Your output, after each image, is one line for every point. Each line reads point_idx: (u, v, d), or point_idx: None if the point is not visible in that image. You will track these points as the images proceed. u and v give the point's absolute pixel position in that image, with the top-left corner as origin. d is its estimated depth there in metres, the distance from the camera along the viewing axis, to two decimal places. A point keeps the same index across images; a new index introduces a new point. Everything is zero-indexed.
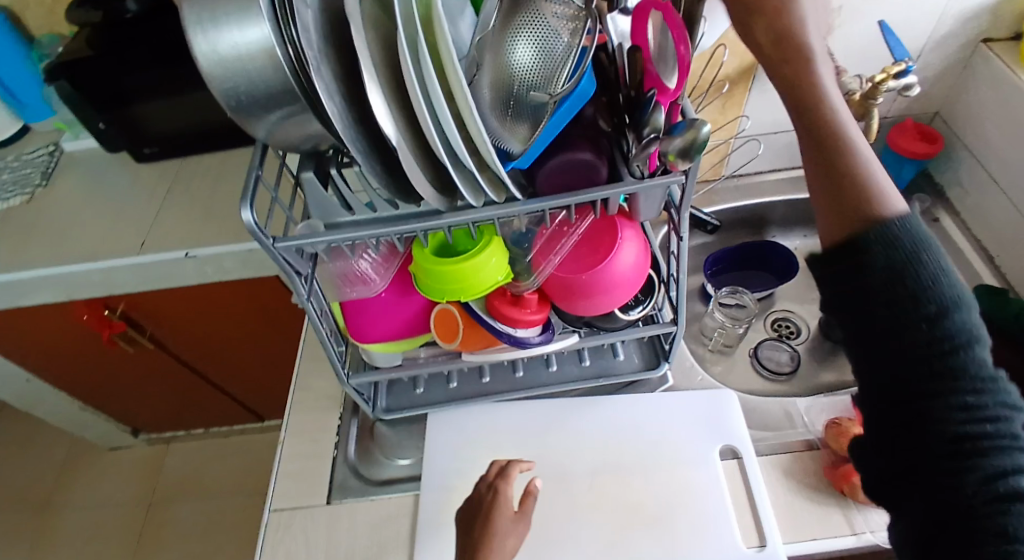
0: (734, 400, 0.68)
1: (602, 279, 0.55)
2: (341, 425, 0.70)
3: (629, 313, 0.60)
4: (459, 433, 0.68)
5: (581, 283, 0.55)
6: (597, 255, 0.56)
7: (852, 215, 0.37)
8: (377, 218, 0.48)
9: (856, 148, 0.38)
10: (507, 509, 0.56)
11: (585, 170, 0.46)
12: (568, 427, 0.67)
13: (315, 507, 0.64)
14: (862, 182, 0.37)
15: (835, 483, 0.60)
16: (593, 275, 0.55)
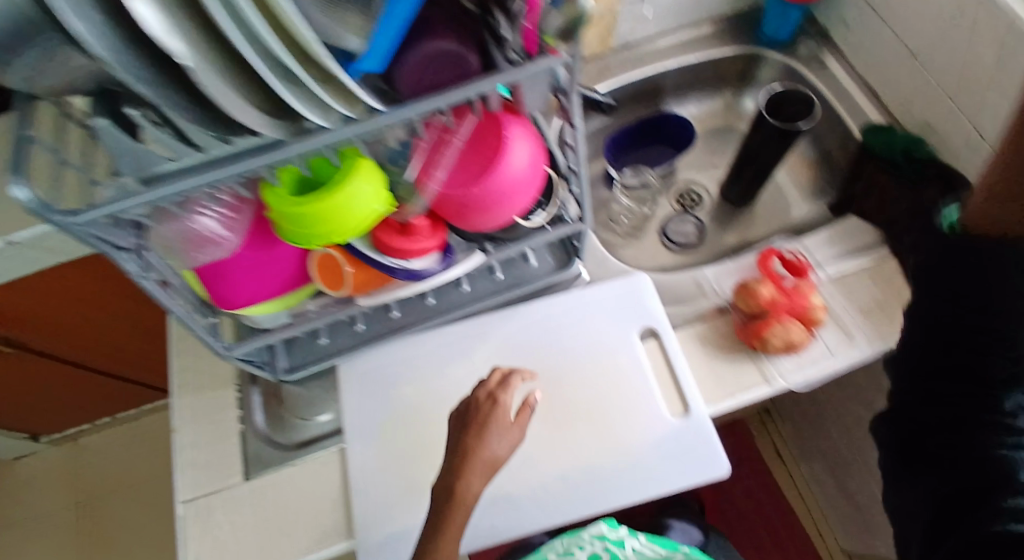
0: (649, 284, 0.67)
1: (494, 189, 0.49)
2: (241, 396, 0.63)
3: (531, 218, 0.55)
4: (374, 376, 0.63)
5: (472, 198, 0.49)
6: (487, 161, 0.49)
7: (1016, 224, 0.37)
8: (207, 162, 0.36)
9: None
10: (501, 425, 0.49)
11: (456, 63, 0.39)
12: (488, 343, 0.64)
13: (234, 487, 0.59)
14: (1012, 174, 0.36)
15: (747, 341, 0.61)
16: (484, 187, 0.48)
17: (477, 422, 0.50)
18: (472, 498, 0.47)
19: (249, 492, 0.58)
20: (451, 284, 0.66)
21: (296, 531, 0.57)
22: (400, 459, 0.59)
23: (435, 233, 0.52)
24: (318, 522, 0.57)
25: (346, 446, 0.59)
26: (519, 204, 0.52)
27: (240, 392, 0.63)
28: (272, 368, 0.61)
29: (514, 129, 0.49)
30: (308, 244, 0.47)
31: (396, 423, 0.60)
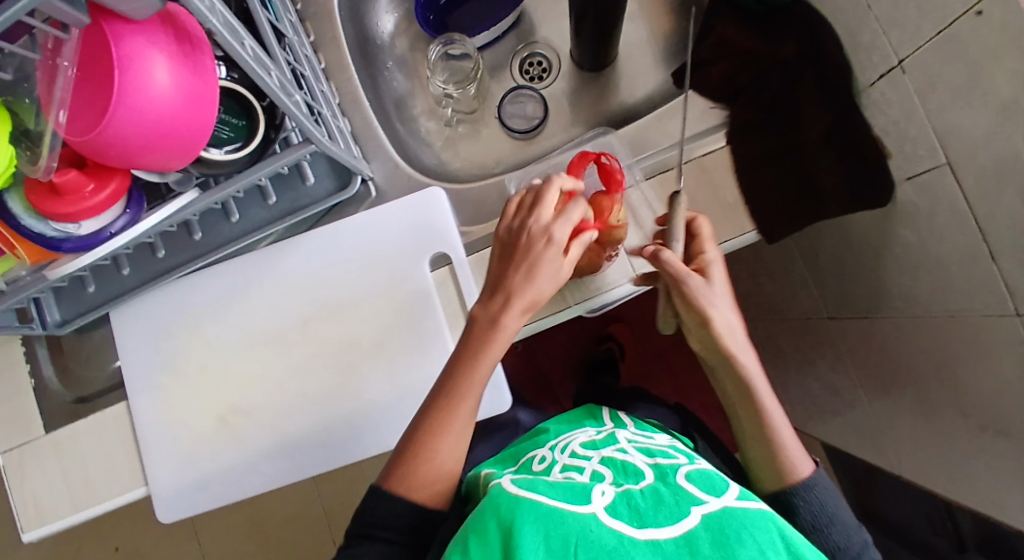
0: (442, 198, 0.58)
1: (129, 124, 0.37)
2: (27, 350, 0.60)
3: (224, 150, 0.46)
4: (152, 325, 0.59)
5: (107, 140, 0.38)
6: (105, 91, 0.37)
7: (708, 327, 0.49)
8: None
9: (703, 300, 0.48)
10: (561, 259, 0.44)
11: None
12: (267, 281, 0.58)
13: (37, 441, 0.59)
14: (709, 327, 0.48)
15: None
16: (111, 123, 0.37)
17: (530, 249, 0.44)
18: (510, 335, 0.45)
19: (50, 445, 0.58)
20: (218, 216, 0.56)
21: (104, 477, 0.58)
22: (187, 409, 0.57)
23: (98, 181, 0.42)
24: (129, 467, 0.58)
25: (130, 400, 0.58)
26: (192, 135, 0.41)
27: (24, 345, 0.60)
28: (39, 322, 0.57)
29: (131, 41, 0.36)
30: None
31: (179, 375, 0.58)
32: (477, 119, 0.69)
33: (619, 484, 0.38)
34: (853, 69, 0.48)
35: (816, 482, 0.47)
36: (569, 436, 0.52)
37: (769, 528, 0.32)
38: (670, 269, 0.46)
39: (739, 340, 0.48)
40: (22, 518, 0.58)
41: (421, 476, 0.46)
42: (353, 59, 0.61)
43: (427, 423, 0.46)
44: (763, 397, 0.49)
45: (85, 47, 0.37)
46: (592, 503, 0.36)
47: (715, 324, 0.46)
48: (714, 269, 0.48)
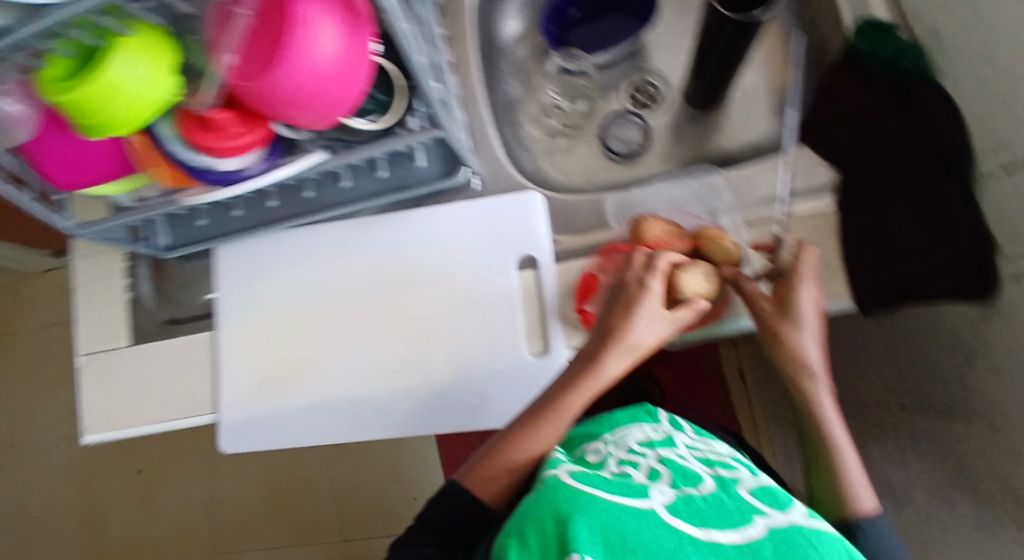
0: (540, 203, 0.60)
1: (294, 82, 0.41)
2: (133, 267, 0.65)
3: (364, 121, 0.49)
4: (249, 268, 0.63)
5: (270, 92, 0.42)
6: (276, 48, 0.40)
7: (802, 375, 0.50)
8: None
9: (803, 348, 0.48)
10: (656, 309, 0.48)
11: None
12: (360, 251, 0.62)
13: (125, 351, 0.64)
14: (802, 376, 0.50)
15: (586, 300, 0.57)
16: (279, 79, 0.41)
17: (626, 298, 0.49)
18: (607, 380, 0.49)
19: (135, 355, 0.63)
20: (331, 178, 0.60)
21: (174, 396, 0.62)
22: (264, 353, 0.61)
23: (244, 124, 0.45)
24: (192, 394, 0.62)
25: (217, 331, 0.62)
26: (341, 100, 0.44)
27: (129, 261, 0.65)
28: (150, 244, 0.62)
29: (309, 8, 0.40)
30: (95, 133, 0.43)
31: (263, 318, 0.62)
32: (580, 134, 0.71)
33: (678, 486, 0.35)
34: None
35: (879, 520, 0.47)
36: (626, 431, 0.48)
37: (839, 549, 0.29)
38: (746, 297, 0.50)
39: (814, 366, 0.49)
40: (88, 419, 0.64)
41: (500, 484, 0.50)
42: (479, 57, 0.64)
43: (508, 449, 0.49)
44: (830, 424, 0.50)
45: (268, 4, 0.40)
46: (650, 498, 0.34)
47: (793, 351, 0.49)
48: (797, 296, 0.48)
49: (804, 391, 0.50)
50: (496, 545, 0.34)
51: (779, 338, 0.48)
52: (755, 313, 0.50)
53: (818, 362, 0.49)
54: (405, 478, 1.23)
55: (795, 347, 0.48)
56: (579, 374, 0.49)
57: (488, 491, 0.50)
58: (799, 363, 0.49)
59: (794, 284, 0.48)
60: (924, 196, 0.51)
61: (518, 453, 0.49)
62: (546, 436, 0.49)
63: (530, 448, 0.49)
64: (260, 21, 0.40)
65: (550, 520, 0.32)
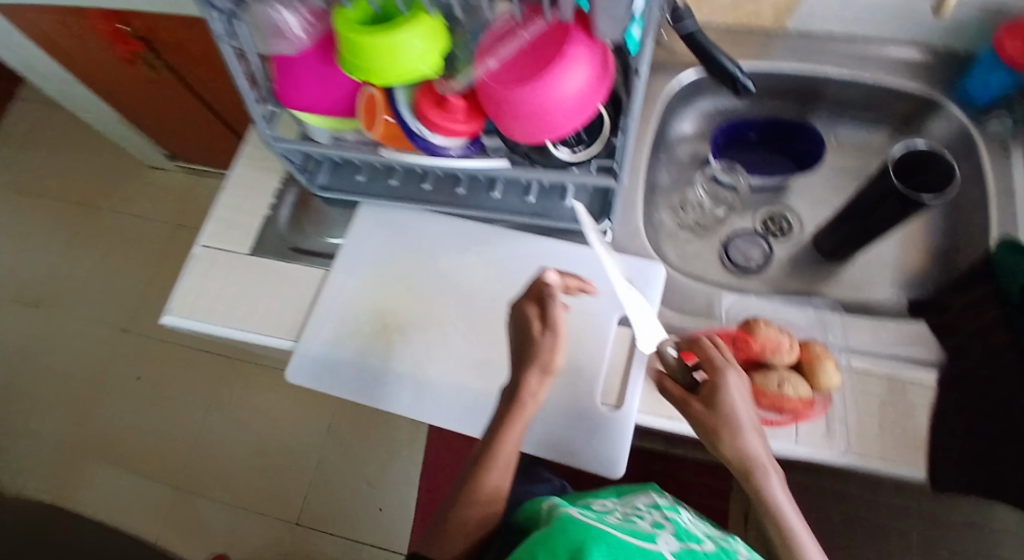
0: (663, 277, 0.63)
1: (519, 102, 0.48)
2: (280, 189, 0.71)
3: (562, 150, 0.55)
4: (382, 228, 0.68)
5: (500, 98, 0.49)
6: (527, 71, 0.47)
7: (736, 462, 0.49)
8: None
9: (738, 431, 0.48)
10: (554, 360, 0.52)
11: None
12: (483, 255, 0.66)
13: (240, 256, 0.68)
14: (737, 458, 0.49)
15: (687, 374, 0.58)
16: (511, 94, 0.48)
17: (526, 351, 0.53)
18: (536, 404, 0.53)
19: (247, 263, 0.67)
20: (484, 186, 0.66)
21: (266, 313, 0.65)
22: (364, 308, 0.64)
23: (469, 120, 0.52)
24: (283, 319, 0.65)
25: (332, 272, 0.66)
26: (559, 126, 0.50)
27: (282, 184, 0.71)
28: (309, 177, 0.67)
29: (579, 48, 0.46)
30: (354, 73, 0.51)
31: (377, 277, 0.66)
32: (705, 235, 0.76)
33: (686, 541, 0.49)
34: None
35: None
36: (633, 497, 0.62)
37: None
38: (676, 397, 0.52)
39: (759, 458, 0.49)
40: (176, 302, 0.66)
41: (473, 511, 0.53)
42: (651, 139, 0.71)
43: (481, 481, 0.53)
44: (772, 498, 0.49)
45: (548, 37, 0.48)
46: (659, 545, 0.46)
47: (733, 446, 0.48)
48: (720, 394, 0.49)
49: (759, 490, 0.49)
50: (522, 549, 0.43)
51: (716, 436, 0.49)
52: (688, 411, 0.51)
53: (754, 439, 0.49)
54: None
55: (736, 452, 0.48)
56: (519, 394, 0.53)
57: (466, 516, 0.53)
58: (730, 449, 0.49)
59: (713, 376, 0.50)
60: None
61: (484, 486, 0.53)
62: (501, 471, 0.54)
63: (484, 487, 0.53)
64: (535, 46, 0.48)
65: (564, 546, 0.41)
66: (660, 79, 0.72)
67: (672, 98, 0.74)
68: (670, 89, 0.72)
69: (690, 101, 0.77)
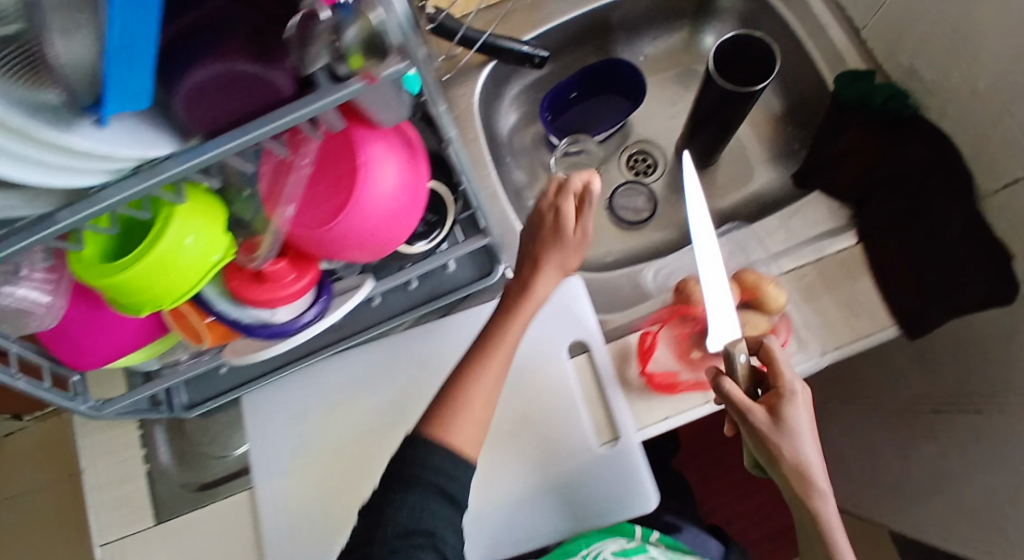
0: (580, 285, 0.59)
1: (327, 237, 0.39)
2: (144, 434, 0.58)
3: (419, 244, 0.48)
4: (281, 408, 0.57)
5: (306, 240, 0.40)
6: (326, 201, 0.39)
7: (794, 475, 0.48)
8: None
9: (804, 440, 0.47)
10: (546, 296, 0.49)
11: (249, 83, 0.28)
12: (402, 368, 0.58)
13: (149, 531, 0.56)
14: (795, 469, 0.48)
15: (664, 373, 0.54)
16: (315, 234, 0.39)
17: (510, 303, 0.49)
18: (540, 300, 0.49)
19: (162, 536, 0.56)
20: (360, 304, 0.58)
21: None
22: (316, 500, 0.55)
23: (300, 273, 0.43)
24: None
25: (256, 486, 0.55)
26: (399, 234, 0.43)
27: (142, 428, 0.58)
28: (167, 406, 0.56)
29: (374, 146, 0.38)
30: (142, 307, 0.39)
31: (309, 459, 0.56)
32: (587, 209, 0.72)
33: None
34: (975, 179, 0.55)
35: None
36: (600, 543, 0.56)
37: None
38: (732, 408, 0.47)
39: (814, 463, 0.48)
40: None
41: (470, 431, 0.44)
42: (488, 154, 0.65)
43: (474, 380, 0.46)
44: (826, 517, 0.49)
45: (329, 151, 0.39)
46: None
47: (792, 456, 0.47)
48: (787, 406, 0.46)
49: (814, 513, 0.49)
50: None
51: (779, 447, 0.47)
52: (746, 421, 0.47)
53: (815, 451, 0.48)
54: None
55: (790, 455, 0.47)
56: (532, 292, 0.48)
57: (457, 429, 0.44)
58: (791, 459, 0.47)
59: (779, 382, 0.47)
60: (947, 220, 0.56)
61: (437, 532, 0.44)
62: (484, 396, 0.46)
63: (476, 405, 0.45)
64: (322, 165, 0.39)
65: None
66: (461, 90, 0.65)
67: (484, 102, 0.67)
68: (477, 95, 0.65)
69: (500, 92, 0.70)
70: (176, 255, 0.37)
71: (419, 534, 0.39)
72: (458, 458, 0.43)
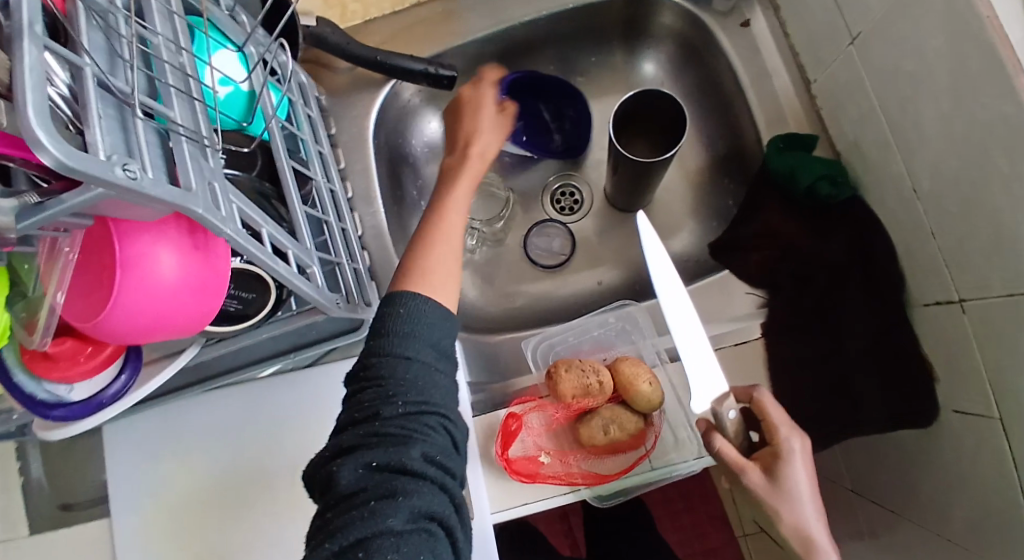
0: (455, 349, 0.54)
1: (105, 329, 0.36)
2: (19, 447, 0.59)
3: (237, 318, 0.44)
4: (140, 449, 0.56)
5: (88, 330, 0.37)
6: (97, 291, 0.36)
7: (806, 552, 0.41)
8: None
9: (804, 505, 0.41)
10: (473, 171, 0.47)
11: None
12: (262, 414, 0.56)
13: (16, 542, 0.57)
14: (805, 544, 0.41)
15: (521, 459, 0.50)
16: (91, 326, 0.36)
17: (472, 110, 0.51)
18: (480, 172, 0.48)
19: (24, 550, 0.57)
20: None
21: None
22: (165, 539, 0.54)
23: (93, 353, 0.41)
24: None
25: (112, 523, 0.55)
26: (193, 322, 0.39)
27: (18, 445, 0.59)
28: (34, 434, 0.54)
29: (136, 240, 0.34)
30: None
31: (163, 506, 0.55)
32: (500, 246, 0.66)
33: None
34: (903, 282, 0.47)
35: None
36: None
37: None
38: (726, 463, 0.43)
39: (823, 543, 0.40)
40: None
41: (440, 275, 0.42)
42: (382, 187, 0.60)
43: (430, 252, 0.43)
44: None
45: (96, 239, 0.35)
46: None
47: (791, 529, 0.41)
48: (785, 467, 0.41)
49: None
50: None
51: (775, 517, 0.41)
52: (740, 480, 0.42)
53: (823, 525, 0.41)
54: None
55: (784, 516, 0.41)
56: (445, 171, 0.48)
57: (436, 284, 0.41)
58: (798, 533, 0.41)
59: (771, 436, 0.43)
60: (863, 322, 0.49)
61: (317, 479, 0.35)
62: (448, 268, 0.42)
63: (437, 271, 0.42)
64: (93, 252, 0.36)
65: None
66: (357, 114, 0.59)
67: (385, 126, 0.62)
68: (373, 120, 0.60)
69: (412, 113, 0.64)
70: None
71: (429, 415, 0.36)
72: (438, 306, 0.40)
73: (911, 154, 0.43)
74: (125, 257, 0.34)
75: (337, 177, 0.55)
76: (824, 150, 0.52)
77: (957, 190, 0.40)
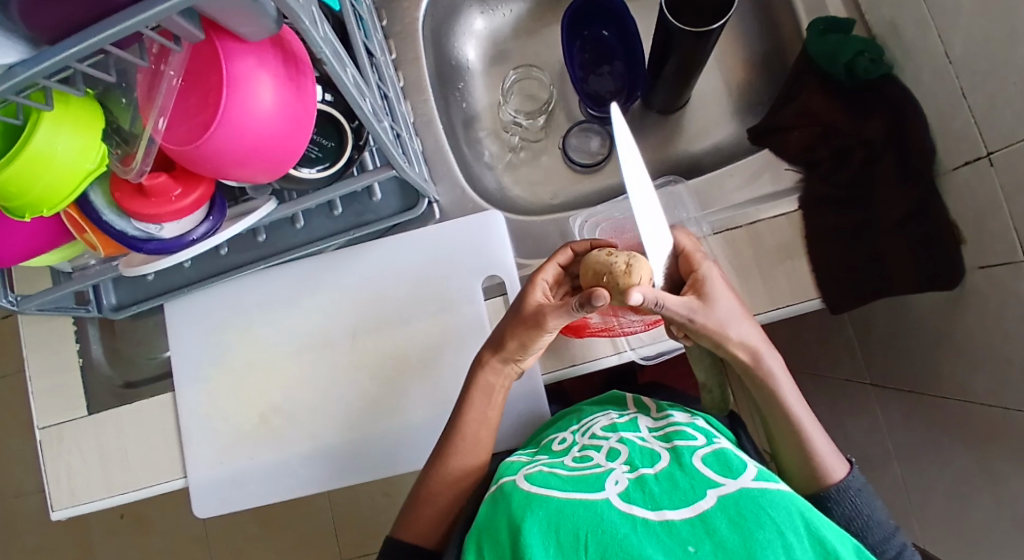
0: (502, 227, 0.58)
1: (214, 149, 0.38)
2: (79, 330, 0.61)
3: (308, 171, 0.48)
4: (200, 319, 0.60)
5: (195, 156, 0.38)
6: (209, 105, 0.37)
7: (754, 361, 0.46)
8: None
9: (733, 328, 0.43)
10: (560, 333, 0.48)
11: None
12: (321, 289, 0.58)
13: (80, 420, 0.59)
14: (748, 357, 0.46)
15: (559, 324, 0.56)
16: (199, 147, 0.37)
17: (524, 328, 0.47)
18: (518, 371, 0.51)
19: (90, 425, 0.59)
20: (284, 222, 0.56)
21: (137, 465, 0.58)
22: (231, 404, 0.58)
23: (184, 189, 0.43)
24: (157, 459, 0.59)
25: (177, 391, 0.59)
26: (285, 152, 0.41)
27: (76, 324, 0.61)
28: (96, 305, 0.58)
29: (242, 59, 0.36)
30: (44, 212, 0.39)
31: (224, 370, 0.59)
32: (540, 148, 0.69)
33: (633, 469, 0.34)
34: (937, 152, 0.49)
35: (848, 484, 0.46)
36: (591, 420, 0.47)
37: (788, 508, 0.28)
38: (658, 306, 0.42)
39: (760, 347, 0.45)
40: (53, 495, 0.59)
41: (430, 511, 0.48)
42: (430, 79, 0.63)
43: (433, 485, 0.48)
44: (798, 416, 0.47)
45: (197, 59, 0.36)
46: (604, 491, 0.33)
47: (730, 348, 0.44)
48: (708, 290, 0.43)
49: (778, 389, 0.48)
50: (467, 547, 0.33)
51: (716, 342, 0.44)
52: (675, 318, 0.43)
53: (754, 333, 0.45)
54: (399, 492, 1.09)
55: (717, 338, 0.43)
56: (475, 386, 0.50)
57: (416, 526, 0.48)
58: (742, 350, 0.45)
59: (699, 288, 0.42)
60: (897, 188, 0.51)
61: None
62: (472, 424, 0.49)
63: (460, 452, 0.48)
64: (192, 77, 0.37)
65: (508, 535, 0.31)
66: (406, 5, 0.62)
67: (435, 20, 0.65)
68: (423, 11, 0.62)
69: (457, 13, 0.67)
70: (54, 157, 0.36)
71: None
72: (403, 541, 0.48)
73: (949, 20, 0.46)
74: (235, 68, 0.36)
75: (390, 61, 0.58)
76: (862, 34, 0.55)
77: (983, 50, 0.43)
